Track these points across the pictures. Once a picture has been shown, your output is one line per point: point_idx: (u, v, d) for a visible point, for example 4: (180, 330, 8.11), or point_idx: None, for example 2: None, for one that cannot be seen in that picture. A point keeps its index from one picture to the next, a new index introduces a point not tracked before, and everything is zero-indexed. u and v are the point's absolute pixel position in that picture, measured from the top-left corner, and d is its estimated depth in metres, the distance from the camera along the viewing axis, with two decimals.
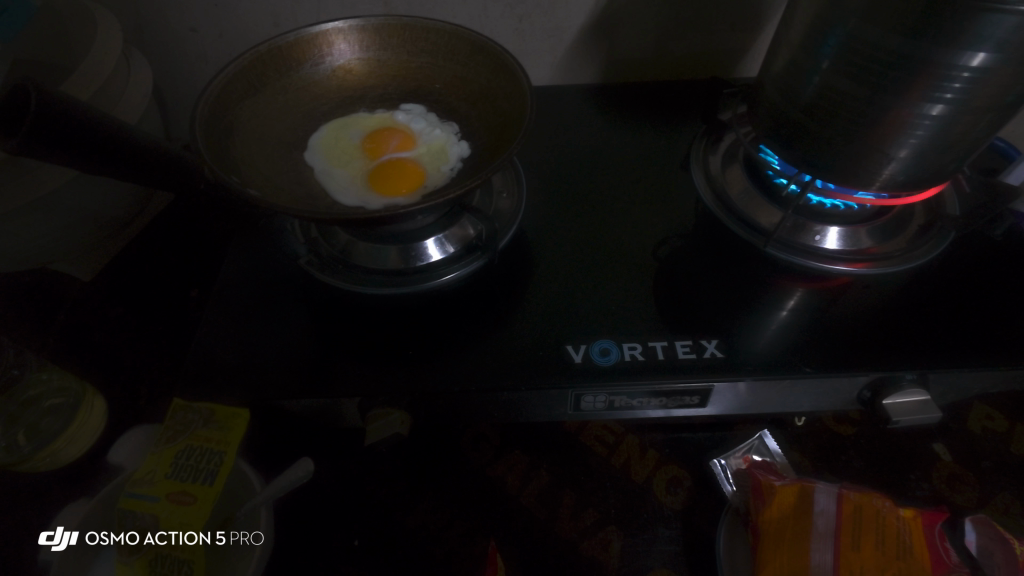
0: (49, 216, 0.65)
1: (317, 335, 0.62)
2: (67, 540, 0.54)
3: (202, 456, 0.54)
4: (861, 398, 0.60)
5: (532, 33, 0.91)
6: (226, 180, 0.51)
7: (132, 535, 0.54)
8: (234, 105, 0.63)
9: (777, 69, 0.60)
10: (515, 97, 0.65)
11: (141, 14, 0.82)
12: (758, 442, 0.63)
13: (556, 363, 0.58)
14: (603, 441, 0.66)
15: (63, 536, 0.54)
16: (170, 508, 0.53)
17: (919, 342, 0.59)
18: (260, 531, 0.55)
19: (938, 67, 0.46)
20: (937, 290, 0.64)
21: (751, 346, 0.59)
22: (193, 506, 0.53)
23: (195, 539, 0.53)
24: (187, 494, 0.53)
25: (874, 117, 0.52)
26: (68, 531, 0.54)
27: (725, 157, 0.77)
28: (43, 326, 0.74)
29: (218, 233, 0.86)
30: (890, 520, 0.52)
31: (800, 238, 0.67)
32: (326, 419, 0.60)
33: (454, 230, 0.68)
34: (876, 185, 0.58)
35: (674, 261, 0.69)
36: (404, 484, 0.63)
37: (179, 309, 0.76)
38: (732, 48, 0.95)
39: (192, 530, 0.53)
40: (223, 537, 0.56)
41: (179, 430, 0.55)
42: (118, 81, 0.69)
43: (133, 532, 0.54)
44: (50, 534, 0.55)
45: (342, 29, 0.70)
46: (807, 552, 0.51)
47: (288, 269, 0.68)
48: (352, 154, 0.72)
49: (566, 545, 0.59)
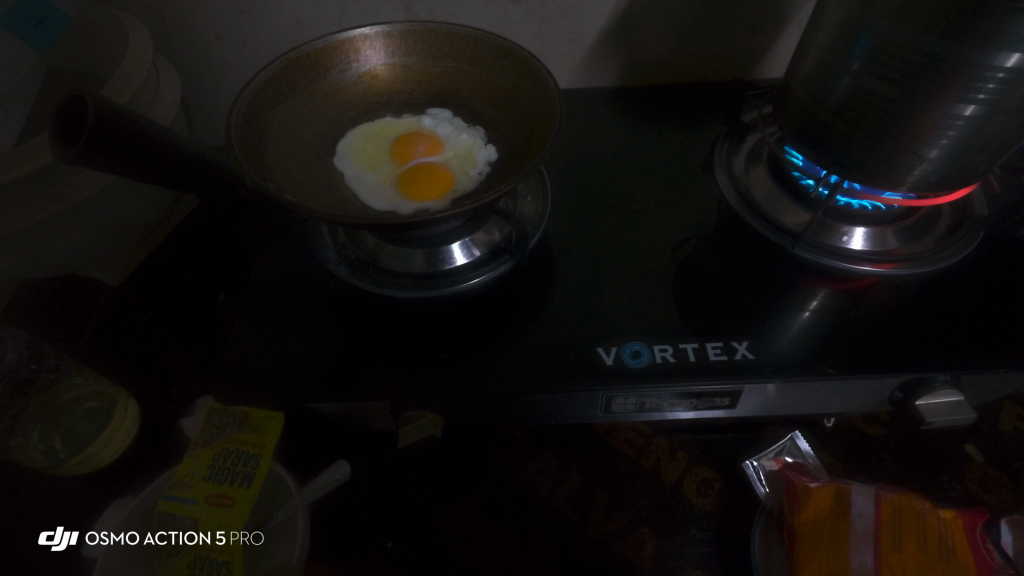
0: (83, 222, 0.66)
1: (349, 338, 0.62)
2: (67, 540, 0.58)
3: (239, 457, 0.56)
4: (892, 399, 0.60)
5: (552, 37, 0.91)
6: (264, 185, 0.52)
7: (132, 535, 0.55)
8: (265, 112, 0.64)
9: (805, 71, 0.61)
10: (542, 101, 0.66)
11: (168, 22, 0.83)
12: (790, 444, 0.63)
13: (587, 365, 0.58)
14: (632, 443, 0.66)
15: (63, 537, 0.59)
16: (209, 510, 0.54)
17: (951, 342, 0.59)
18: (259, 531, 0.56)
19: (973, 67, 0.46)
20: (968, 289, 0.64)
21: (781, 347, 0.59)
22: (232, 507, 0.54)
23: (195, 539, 0.53)
24: (225, 496, 0.55)
25: (905, 118, 0.52)
26: (68, 531, 0.59)
27: (749, 158, 0.77)
28: (76, 330, 0.75)
29: (244, 238, 0.87)
30: (932, 522, 0.52)
31: (828, 238, 0.67)
32: (359, 421, 0.61)
33: (480, 235, 0.68)
34: (906, 186, 0.58)
35: (700, 262, 0.69)
36: (436, 487, 0.63)
37: (207, 313, 0.77)
38: (751, 49, 0.95)
39: (192, 530, 0.54)
40: (223, 537, 0.53)
41: (216, 433, 0.57)
42: (149, 88, 0.70)
43: (133, 532, 0.56)
44: (49, 534, 0.59)
45: (368, 35, 0.71)
46: (847, 554, 0.51)
47: (317, 272, 0.69)
48: (380, 159, 0.73)
49: (599, 547, 0.59)
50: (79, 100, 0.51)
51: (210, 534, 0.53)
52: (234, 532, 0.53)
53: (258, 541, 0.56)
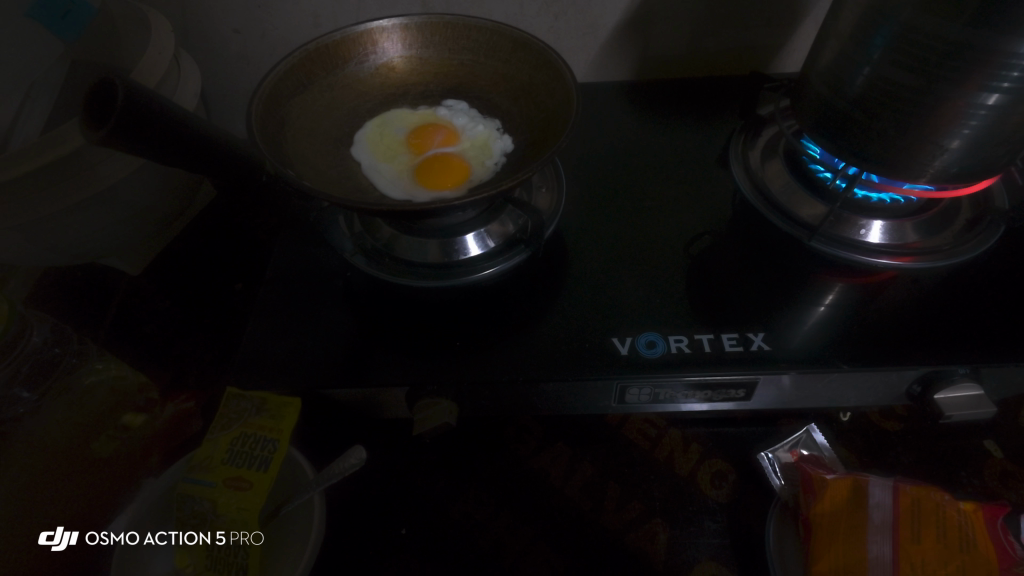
0: (105, 210, 0.67)
1: (364, 325, 0.63)
2: (67, 540, 0.58)
3: (257, 442, 0.56)
4: (910, 393, 0.59)
5: (567, 31, 0.91)
6: (284, 172, 0.53)
7: (132, 535, 0.55)
8: (284, 103, 0.65)
9: (824, 62, 0.60)
10: (558, 92, 0.66)
11: (188, 16, 0.85)
12: (805, 436, 0.62)
13: (602, 356, 0.58)
14: (645, 434, 0.66)
15: (63, 537, 0.58)
16: (227, 494, 0.54)
17: (972, 336, 0.58)
18: (260, 531, 0.54)
19: (997, 55, 0.46)
20: (988, 283, 0.63)
21: (797, 339, 0.59)
22: (249, 491, 0.54)
23: (195, 539, 0.55)
24: (243, 480, 0.55)
25: (927, 108, 0.52)
26: (68, 531, 0.58)
27: (765, 151, 0.76)
28: (96, 318, 0.77)
29: (261, 229, 0.88)
30: (952, 514, 0.52)
31: (843, 231, 0.66)
32: (374, 408, 0.62)
33: (495, 226, 0.68)
34: (927, 178, 0.57)
35: (713, 255, 0.69)
36: (449, 476, 0.64)
37: (224, 303, 0.78)
38: (766, 44, 0.95)
39: (192, 530, 0.55)
40: (223, 537, 0.54)
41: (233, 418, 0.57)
42: (171, 78, 0.71)
43: (133, 532, 0.56)
44: (49, 534, 0.57)
45: (386, 27, 0.72)
46: (865, 545, 0.51)
47: (333, 261, 0.70)
48: (397, 149, 0.74)
49: (612, 537, 0.59)
50: (105, 86, 0.52)
51: (211, 535, 0.54)
52: (235, 532, 0.54)
53: (258, 540, 0.54)
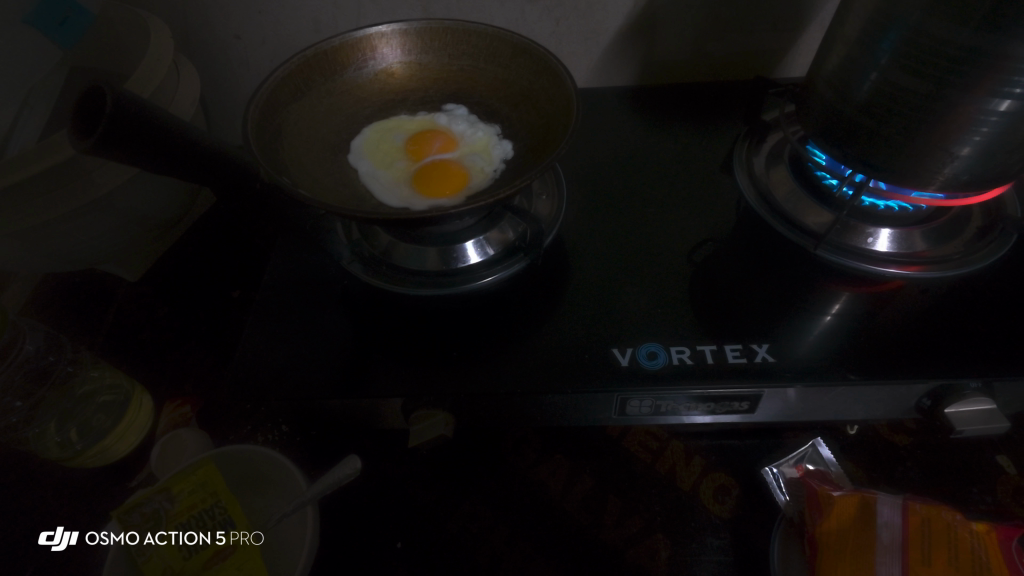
0: (102, 218, 0.67)
1: (358, 333, 0.62)
2: (67, 540, 0.59)
3: (208, 515, 0.56)
4: (920, 406, 0.58)
5: (569, 35, 0.91)
6: (279, 180, 0.52)
7: (132, 535, 0.54)
8: (282, 109, 0.64)
9: (829, 68, 0.59)
10: (558, 97, 0.65)
11: (188, 21, 0.84)
12: (811, 451, 0.61)
13: (602, 367, 0.57)
14: (647, 447, 0.65)
15: (63, 537, 0.59)
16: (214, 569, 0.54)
17: (986, 349, 0.56)
18: (260, 531, 0.56)
19: (1010, 61, 0.44)
20: (1002, 293, 0.61)
21: (801, 350, 0.57)
22: (230, 557, 0.54)
23: (195, 538, 0.56)
24: (222, 551, 0.55)
25: (936, 114, 0.50)
26: (68, 531, 0.60)
27: (770, 158, 0.75)
28: (93, 326, 0.77)
29: (259, 237, 0.88)
30: (964, 535, 0.50)
31: (850, 238, 0.65)
32: (369, 418, 0.61)
33: (494, 233, 0.67)
34: (936, 185, 0.56)
35: (713, 263, 0.68)
36: (445, 487, 0.63)
37: (222, 310, 0.78)
38: (772, 48, 0.94)
39: (192, 530, 0.56)
40: (223, 537, 0.56)
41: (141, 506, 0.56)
42: (170, 85, 0.71)
43: (133, 532, 0.55)
44: (49, 534, 0.60)
45: (385, 33, 0.71)
46: (872, 565, 0.49)
47: (329, 269, 0.69)
48: (395, 155, 0.73)
49: (613, 553, 0.57)
50: (96, 93, 0.51)
51: (211, 534, 0.56)
52: (234, 532, 0.56)
53: (258, 540, 0.56)
